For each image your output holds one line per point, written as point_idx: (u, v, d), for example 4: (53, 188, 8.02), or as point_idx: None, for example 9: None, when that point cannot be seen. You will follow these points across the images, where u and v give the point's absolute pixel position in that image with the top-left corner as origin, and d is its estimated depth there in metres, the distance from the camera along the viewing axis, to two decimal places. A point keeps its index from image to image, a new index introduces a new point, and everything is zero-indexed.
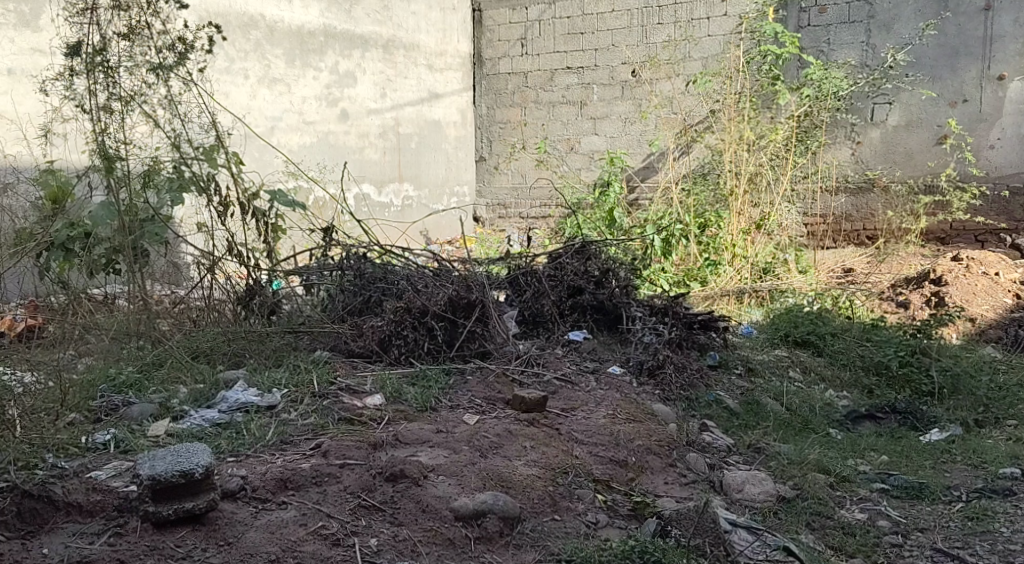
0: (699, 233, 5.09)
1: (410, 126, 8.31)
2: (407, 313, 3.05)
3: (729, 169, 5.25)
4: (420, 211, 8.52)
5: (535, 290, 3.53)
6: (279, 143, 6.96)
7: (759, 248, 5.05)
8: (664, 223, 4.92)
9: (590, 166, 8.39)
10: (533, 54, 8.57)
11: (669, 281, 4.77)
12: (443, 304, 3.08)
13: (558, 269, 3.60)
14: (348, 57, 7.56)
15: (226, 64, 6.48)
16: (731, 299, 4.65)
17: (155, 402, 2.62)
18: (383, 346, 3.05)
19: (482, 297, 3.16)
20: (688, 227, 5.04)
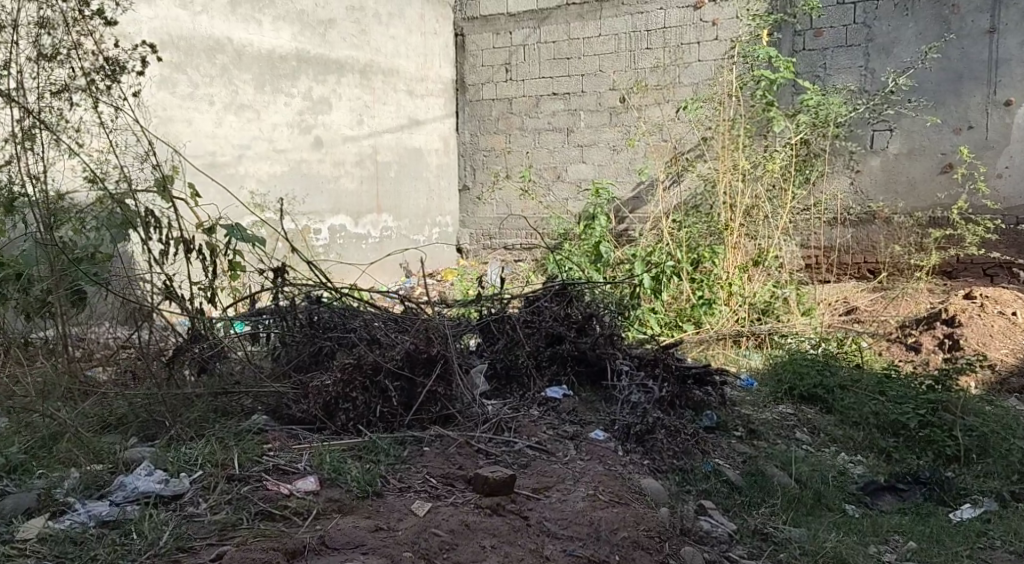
0: (691, 270, 4.70)
1: (389, 154, 7.95)
2: (358, 371, 2.64)
3: (723, 200, 4.89)
4: (400, 244, 8.14)
5: (510, 340, 3.12)
6: (247, 173, 6.59)
7: (757, 287, 4.67)
8: (654, 261, 4.56)
9: (577, 196, 8.04)
10: (517, 80, 8.24)
11: (659, 323, 4.41)
12: (400, 360, 2.68)
13: (536, 314, 3.21)
14: (323, 82, 7.21)
15: (189, 90, 6.12)
16: (726, 344, 4.29)
17: (36, 490, 2.32)
18: (329, 412, 2.64)
19: (443, 351, 2.74)
20: (680, 264, 4.66)
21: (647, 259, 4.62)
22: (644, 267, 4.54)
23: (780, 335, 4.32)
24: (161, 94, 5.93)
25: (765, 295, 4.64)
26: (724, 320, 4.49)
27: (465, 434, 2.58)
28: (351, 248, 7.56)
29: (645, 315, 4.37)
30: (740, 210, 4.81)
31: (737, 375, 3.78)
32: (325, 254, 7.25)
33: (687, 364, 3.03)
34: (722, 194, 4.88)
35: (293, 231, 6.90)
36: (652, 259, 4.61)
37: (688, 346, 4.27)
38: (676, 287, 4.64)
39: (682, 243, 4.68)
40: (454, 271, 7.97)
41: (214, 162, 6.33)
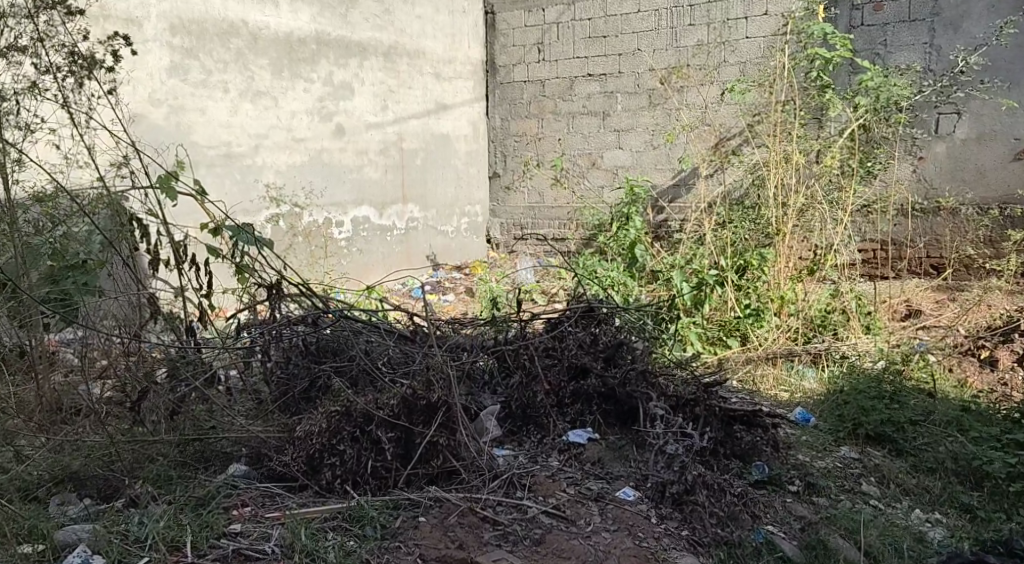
0: (736, 278, 4.20)
1: (416, 141, 7.56)
2: (347, 420, 2.60)
3: (774, 197, 4.39)
4: (428, 235, 7.78)
5: (528, 376, 2.93)
6: (265, 164, 6.26)
7: (812, 295, 4.16)
8: (695, 268, 4.11)
9: (613, 184, 7.58)
10: (550, 60, 7.77)
11: (699, 338, 4.00)
12: (394, 409, 2.60)
13: (558, 342, 3.01)
14: (344, 66, 6.82)
15: (202, 77, 5.79)
16: (775, 364, 3.81)
17: None
18: (313, 466, 2.61)
19: (444, 398, 2.63)
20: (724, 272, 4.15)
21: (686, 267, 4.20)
22: (682, 277, 4.12)
23: (839, 352, 3.84)
24: (172, 81, 5.60)
25: (821, 304, 4.14)
26: (775, 335, 4.02)
27: (469, 498, 2.52)
28: (376, 241, 7.21)
29: (685, 330, 3.93)
30: (795, 210, 4.29)
31: (788, 408, 3.38)
32: (348, 248, 6.92)
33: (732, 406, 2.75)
34: (773, 189, 4.37)
35: (314, 224, 6.60)
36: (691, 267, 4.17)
37: (731, 364, 3.84)
38: (720, 297, 4.17)
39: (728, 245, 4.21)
40: (484, 264, 7.66)
41: (229, 153, 6.01)
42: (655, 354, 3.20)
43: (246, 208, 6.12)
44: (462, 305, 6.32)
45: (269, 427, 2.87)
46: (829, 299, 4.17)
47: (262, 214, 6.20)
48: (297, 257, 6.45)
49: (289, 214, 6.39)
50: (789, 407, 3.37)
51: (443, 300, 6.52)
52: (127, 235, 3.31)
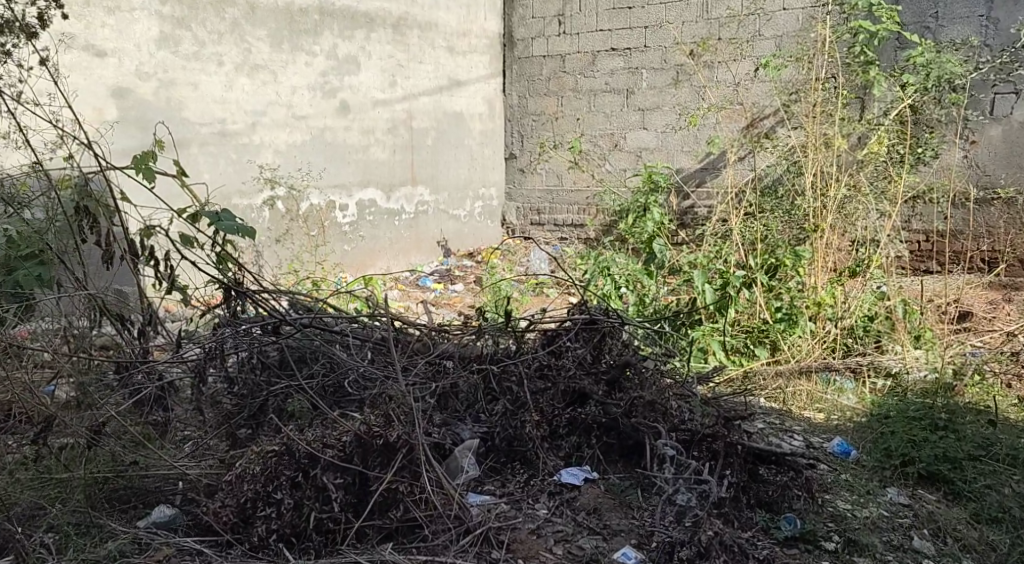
0: (767, 277, 3.73)
1: (426, 119, 7.12)
2: (286, 464, 2.39)
3: (812, 185, 3.91)
4: (438, 219, 7.37)
5: (514, 404, 2.73)
6: (262, 143, 5.87)
7: (853, 298, 3.65)
8: (722, 269, 3.58)
9: (636, 167, 7.11)
10: (571, 34, 7.27)
11: (725, 347, 3.58)
12: (345, 453, 2.42)
13: (553, 365, 2.82)
14: (349, 39, 6.38)
15: (194, 49, 5.40)
16: (811, 379, 3.36)
17: None
18: (246, 518, 2.38)
19: (406, 438, 2.45)
20: (752, 273, 3.67)
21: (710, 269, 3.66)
22: (706, 280, 3.59)
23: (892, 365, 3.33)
24: (161, 53, 5.22)
25: (863, 307, 3.62)
26: (812, 346, 3.53)
27: (433, 557, 2.30)
28: (382, 226, 6.81)
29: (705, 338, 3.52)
30: (838, 202, 3.79)
31: (825, 438, 2.92)
32: (353, 232, 6.55)
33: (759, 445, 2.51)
34: (812, 176, 3.87)
35: (316, 207, 6.23)
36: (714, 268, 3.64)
37: (759, 383, 3.37)
38: (749, 302, 3.64)
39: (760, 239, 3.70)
40: (496, 250, 7.33)
41: (222, 130, 5.62)
42: (667, 378, 2.87)
43: (241, 191, 5.75)
44: (470, 296, 6.01)
45: (204, 466, 2.68)
46: (873, 303, 3.64)
47: (257, 197, 5.84)
48: (295, 243, 6.08)
49: (288, 196, 6.03)
50: (825, 437, 2.92)
51: (451, 291, 6.22)
52: (86, 219, 3.05)
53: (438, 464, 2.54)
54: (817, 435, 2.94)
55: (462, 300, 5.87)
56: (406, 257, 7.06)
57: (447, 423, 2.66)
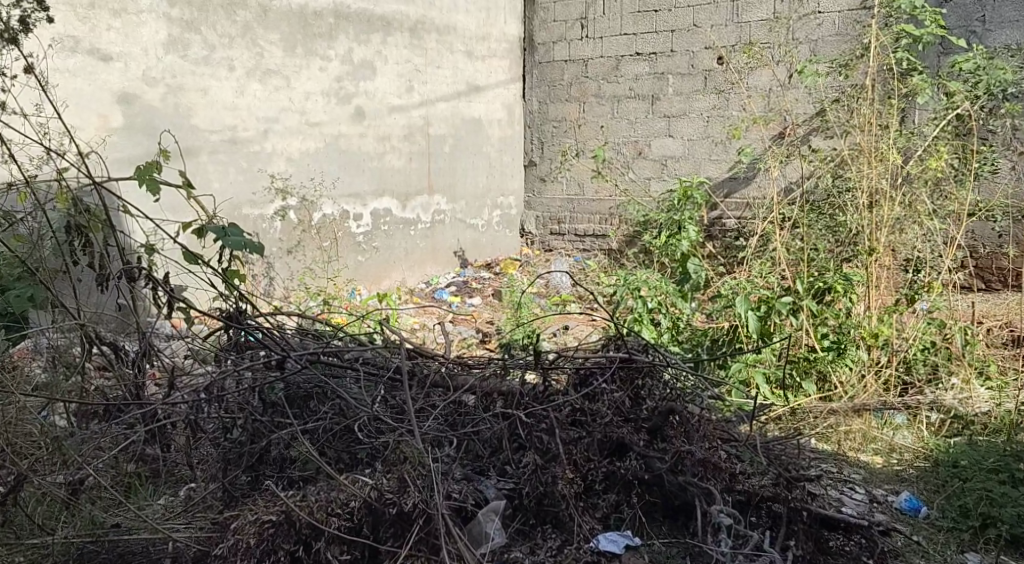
0: (813, 304, 3.28)
1: (444, 126, 6.87)
2: (284, 534, 2.30)
3: (863, 200, 3.58)
4: (455, 229, 7.12)
5: (544, 456, 2.56)
6: (274, 151, 5.65)
7: (909, 328, 3.31)
8: (766, 295, 3.24)
9: (661, 177, 6.84)
10: (595, 38, 7.00)
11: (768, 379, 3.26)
12: (348, 524, 2.37)
13: (585, 412, 2.68)
14: (365, 43, 6.14)
15: (204, 53, 5.18)
16: (865, 417, 3.08)
17: None
18: None
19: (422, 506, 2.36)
20: (801, 300, 3.25)
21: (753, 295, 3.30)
22: (748, 306, 3.25)
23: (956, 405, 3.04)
24: (170, 58, 5.01)
25: (919, 336, 3.29)
26: (864, 378, 3.24)
27: None
28: (398, 237, 6.57)
29: (743, 369, 3.20)
30: (889, 221, 3.51)
31: (892, 491, 2.74)
32: (368, 244, 6.32)
33: (826, 511, 2.41)
34: (863, 193, 3.57)
35: (330, 218, 6.01)
36: (758, 295, 3.28)
37: (808, 423, 3.10)
38: (794, 330, 3.30)
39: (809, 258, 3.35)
40: (516, 262, 7.09)
41: (233, 138, 5.41)
42: (711, 427, 2.66)
43: (252, 201, 5.53)
44: (489, 311, 5.79)
45: (193, 527, 2.48)
46: (928, 330, 3.29)
47: (269, 207, 5.61)
48: (308, 255, 5.86)
49: (301, 205, 5.81)
50: (890, 489, 2.75)
51: (469, 306, 6.00)
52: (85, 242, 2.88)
53: (461, 530, 2.41)
54: (880, 486, 2.76)
55: (481, 316, 5.65)
56: (422, 269, 6.82)
57: (470, 483, 2.56)
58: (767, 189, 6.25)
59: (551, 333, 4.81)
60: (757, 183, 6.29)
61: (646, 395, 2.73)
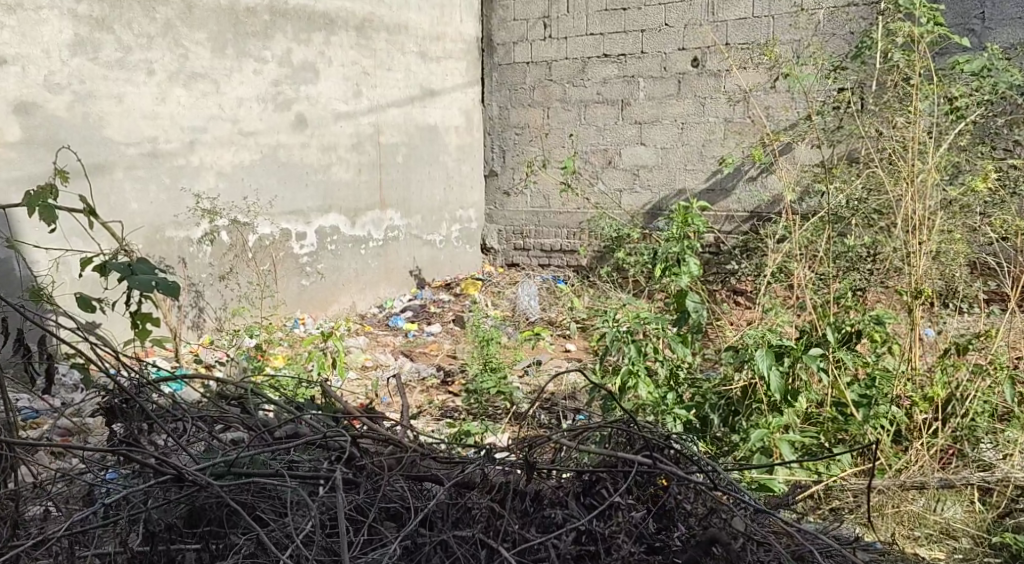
0: (851, 352, 2.70)
1: (396, 134, 6.25)
2: None
3: (904, 227, 3.02)
4: (411, 246, 6.50)
5: None
6: (201, 166, 4.98)
7: (964, 385, 2.68)
8: (790, 346, 2.60)
9: (633, 188, 6.31)
10: (558, 38, 6.45)
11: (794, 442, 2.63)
12: None
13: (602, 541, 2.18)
14: (305, 42, 5.50)
15: (117, 54, 4.49)
16: (913, 498, 2.52)
17: None
18: None
19: None
20: (834, 350, 2.65)
21: (774, 346, 2.62)
22: (771, 361, 2.55)
23: None
24: (77, 61, 4.32)
25: (981, 398, 2.67)
26: (918, 447, 2.65)
27: None
28: (346, 257, 5.95)
29: (767, 437, 2.55)
30: (931, 249, 2.88)
31: None
32: (313, 267, 5.69)
33: None
34: (905, 214, 2.94)
35: (266, 239, 5.35)
36: (781, 345, 2.61)
37: (848, 502, 2.55)
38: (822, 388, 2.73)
39: (833, 293, 2.79)
40: (478, 281, 6.49)
41: (154, 151, 4.73)
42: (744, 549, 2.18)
43: (177, 222, 4.87)
44: (450, 342, 5.19)
45: None
46: (987, 389, 2.68)
47: (196, 230, 4.96)
48: (242, 282, 5.23)
49: (235, 225, 5.16)
50: None
51: (428, 335, 5.39)
52: None
53: None
54: None
55: (441, 347, 5.05)
56: (374, 291, 6.20)
57: None
58: (749, 202, 5.79)
59: (522, 373, 4.23)
60: (736, 194, 5.84)
61: (677, 525, 2.27)
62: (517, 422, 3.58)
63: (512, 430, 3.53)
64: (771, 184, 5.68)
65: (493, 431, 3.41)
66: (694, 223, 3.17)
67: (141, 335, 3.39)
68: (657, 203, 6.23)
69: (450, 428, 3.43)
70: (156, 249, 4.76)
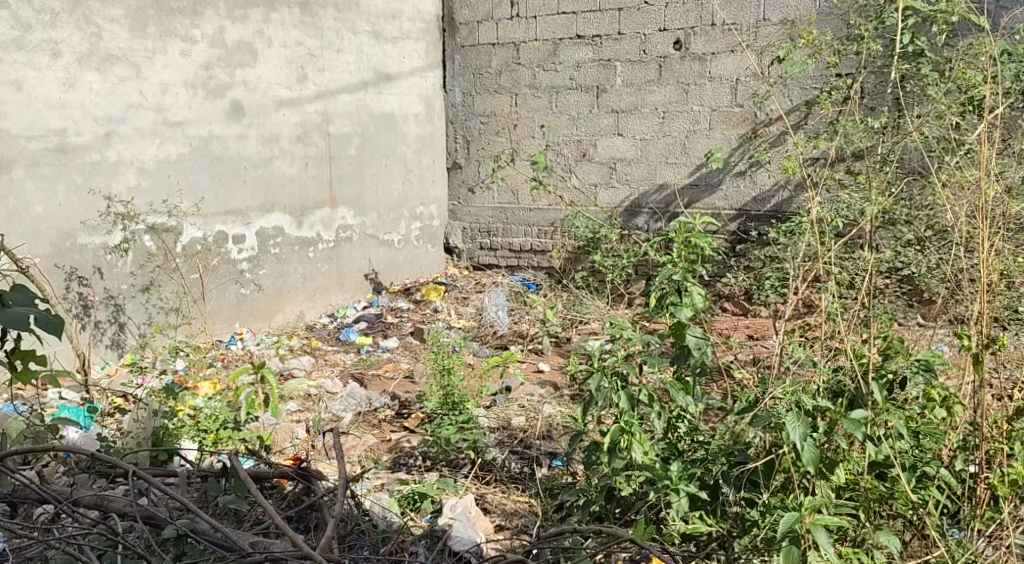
0: (898, 412, 2.24)
1: (346, 123, 5.61)
2: None
3: (959, 249, 2.50)
4: (365, 247, 5.88)
5: None
6: (119, 162, 4.32)
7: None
8: (828, 408, 2.11)
9: (610, 183, 5.76)
10: (527, 17, 5.86)
11: (838, 525, 2.14)
12: None
13: None
14: (241, 20, 4.84)
15: (13, 32, 3.82)
16: None
17: None
18: None
19: None
20: (882, 411, 2.18)
21: (809, 407, 2.11)
22: (808, 430, 2.04)
23: None
24: None
25: None
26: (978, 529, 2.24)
27: None
28: (292, 260, 5.32)
29: (804, 523, 2.00)
30: (991, 278, 2.36)
31: None
32: (253, 273, 5.06)
33: None
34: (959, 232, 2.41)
35: (196, 245, 4.71)
36: (816, 407, 2.11)
37: None
38: (862, 455, 2.24)
39: (869, 327, 2.31)
40: (441, 286, 5.91)
41: (62, 146, 4.07)
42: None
43: (89, 227, 4.21)
44: (407, 359, 4.61)
45: None
46: None
47: (112, 236, 4.30)
48: (168, 294, 4.59)
49: (159, 229, 4.51)
50: None
51: (383, 351, 4.81)
52: None
53: None
54: None
55: (397, 367, 4.47)
56: (324, 298, 5.59)
57: None
58: (736, 198, 5.29)
59: (489, 405, 3.67)
60: (724, 191, 5.34)
61: None
62: (484, 473, 3.03)
63: (477, 483, 2.97)
64: (761, 180, 5.18)
65: (454, 489, 2.84)
66: (702, 241, 2.55)
67: (22, 377, 2.72)
68: (637, 199, 5.69)
69: (403, 486, 2.87)
70: (66, 259, 4.12)
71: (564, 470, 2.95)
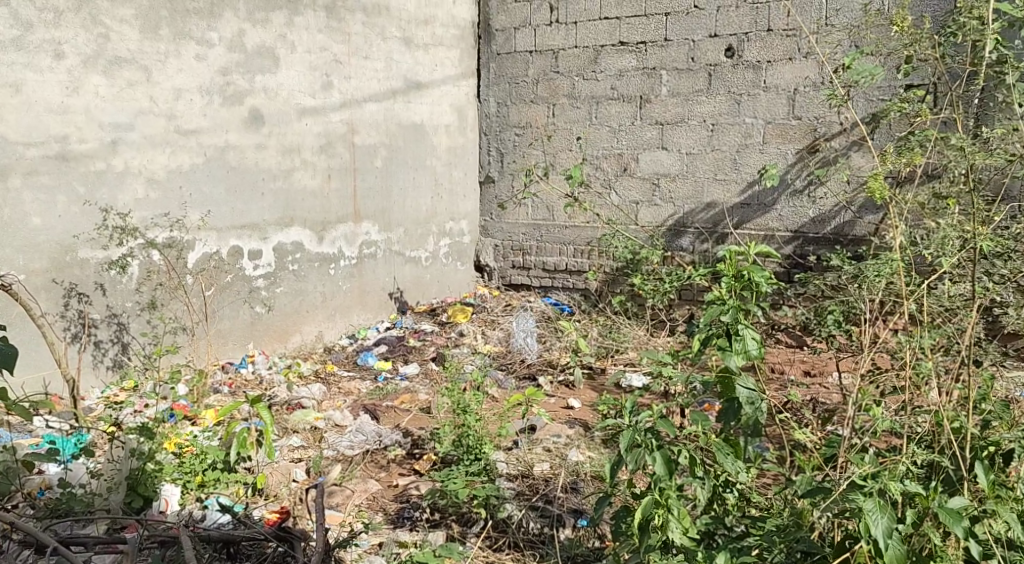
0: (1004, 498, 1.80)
1: (373, 133, 5.30)
2: None
3: None
4: (390, 264, 5.55)
5: None
6: (126, 171, 4.04)
7: None
8: (918, 492, 1.72)
9: (652, 201, 5.35)
10: (567, 23, 5.49)
11: None
12: None
13: None
14: (261, 24, 4.55)
15: (13, 32, 3.56)
16: None
17: None
18: None
19: None
20: (982, 497, 1.76)
21: (892, 491, 1.70)
22: (893, 523, 1.63)
23: None
24: None
25: None
26: None
27: None
28: (311, 278, 5.00)
29: None
30: None
31: None
32: (268, 292, 4.75)
33: None
34: None
35: (207, 261, 4.41)
36: (902, 491, 1.70)
37: None
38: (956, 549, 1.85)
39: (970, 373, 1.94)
40: (468, 307, 5.54)
41: (64, 153, 3.80)
42: None
43: (91, 240, 3.93)
44: (427, 389, 4.25)
45: None
46: None
47: (116, 251, 4.02)
48: (176, 313, 4.30)
49: (165, 244, 4.21)
50: None
51: (401, 378, 4.46)
52: None
53: None
54: None
55: (415, 398, 4.12)
56: (344, 318, 5.26)
57: None
58: (791, 219, 4.85)
59: (509, 448, 3.29)
60: (777, 210, 4.90)
61: None
62: (497, 534, 2.65)
63: (488, 548, 2.60)
64: (820, 199, 4.75)
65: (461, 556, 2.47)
66: (758, 275, 2.13)
67: None
68: (681, 218, 5.26)
69: (402, 549, 2.50)
70: (65, 274, 3.84)
71: (590, 533, 2.57)
